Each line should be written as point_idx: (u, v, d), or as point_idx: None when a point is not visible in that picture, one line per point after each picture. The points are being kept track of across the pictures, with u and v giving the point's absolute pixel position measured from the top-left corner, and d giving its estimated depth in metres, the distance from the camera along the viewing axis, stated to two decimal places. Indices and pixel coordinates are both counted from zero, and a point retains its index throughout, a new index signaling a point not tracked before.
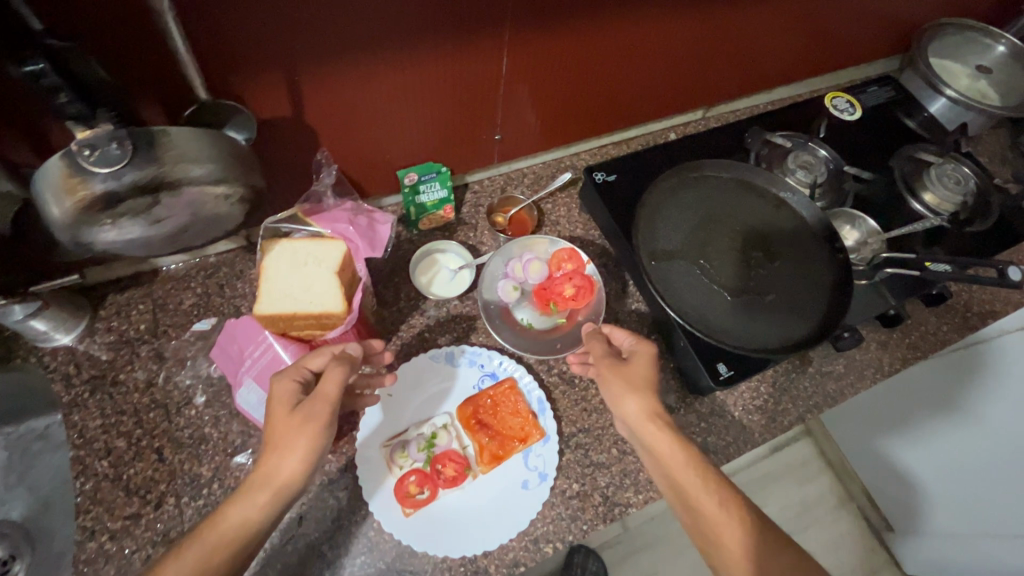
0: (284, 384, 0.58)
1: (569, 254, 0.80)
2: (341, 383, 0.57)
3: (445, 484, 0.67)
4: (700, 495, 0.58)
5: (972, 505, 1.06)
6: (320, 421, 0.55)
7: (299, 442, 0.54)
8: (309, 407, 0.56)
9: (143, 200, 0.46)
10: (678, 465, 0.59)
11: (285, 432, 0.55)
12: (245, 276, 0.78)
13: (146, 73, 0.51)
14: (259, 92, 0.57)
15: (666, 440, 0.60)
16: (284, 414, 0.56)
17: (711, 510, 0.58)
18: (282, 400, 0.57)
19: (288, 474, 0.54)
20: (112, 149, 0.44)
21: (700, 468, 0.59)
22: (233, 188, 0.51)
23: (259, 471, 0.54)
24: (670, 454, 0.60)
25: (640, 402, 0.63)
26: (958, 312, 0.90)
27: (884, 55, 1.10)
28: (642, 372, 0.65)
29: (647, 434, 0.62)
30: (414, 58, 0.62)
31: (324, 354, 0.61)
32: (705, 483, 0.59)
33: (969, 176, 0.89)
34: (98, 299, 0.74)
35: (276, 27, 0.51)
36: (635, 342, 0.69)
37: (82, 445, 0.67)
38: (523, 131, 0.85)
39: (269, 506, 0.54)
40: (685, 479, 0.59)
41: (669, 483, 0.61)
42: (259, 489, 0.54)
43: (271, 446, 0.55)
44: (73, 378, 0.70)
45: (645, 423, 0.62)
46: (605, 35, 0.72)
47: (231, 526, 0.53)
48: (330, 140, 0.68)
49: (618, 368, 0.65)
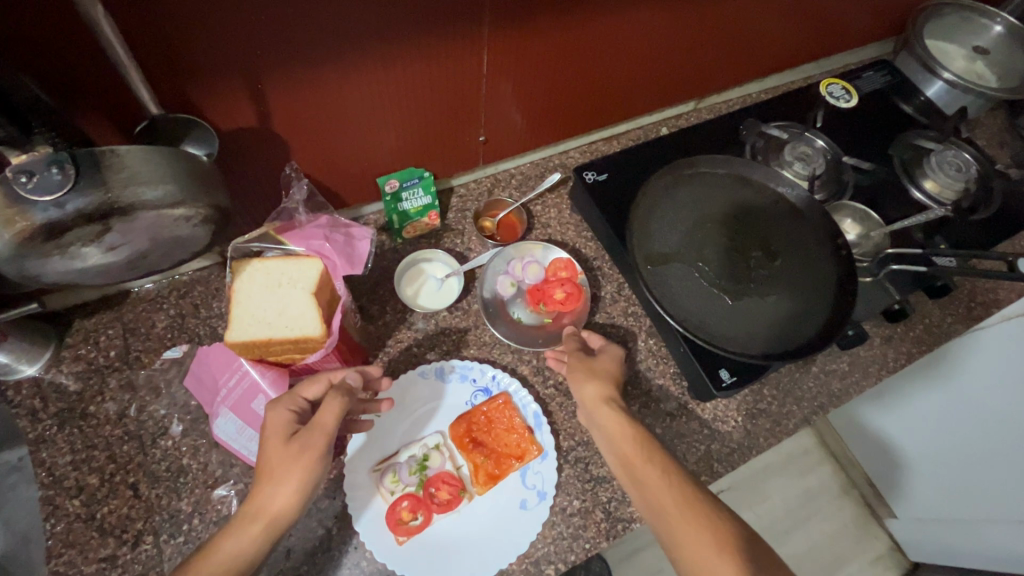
0: (278, 414, 0.55)
1: (566, 264, 0.78)
2: (340, 415, 0.54)
3: (439, 509, 0.64)
4: (645, 469, 0.57)
5: (966, 486, 1.04)
6: (317, 452, 0.52)
7: (294, 475, 0.51)
8: (305, 438, 0.52)
9: (92, 228, 0.42)
10: (626, 441, 0.59)
11: (279, 463, 0.52)
12: (220, 295, 0.74)
13: (89, 87, 0.47)
14: (220, 102, 0.53)
15: (614, 417, 0.61)
16: (279, 445, 0.53)
17: (655, 484, 0.56)
18: (277, 430, 0.54)
19: (282, 505, 0.51)
20: (52, 175, 0.39)
21: (646, 444, 0.59)
22: (195, 209, 0.46)
23: (251, 503, 0.51)
24: (618, 432, 0.60)
25: (594, 385, 0.64)
26: (961, 303, 0.87)
27: (878, 38, 1.07)
28: (607, 364, 0.67)
29: (597, 416, 0.63)
30: (385, 59, 0.57)
31: (321, 381, 0.58)
32: (651, 460, 0.58)
33: (970, 163, 0.87)
34: (64, 325, 0.70)
35: (230, 31, 0.47)
36: (607, 341, 0.70)
37: (51, 483, 0.63)
38: (508, 131, 0.81)
39: (262, 541, 0.50)
40: (633, 456, 0.58)
41: (618, 464, 0.60)
42: (252, 521, 0.51)
43: (265, 477, 0.52)
44: (40, 413, 0.66)
45: (595, 403, 0.63)
46: (590, 26, 0.68)
47: (219, 562, 0.48)
48: (303, 149, 0.64)
49: (584, 359, 0.67)
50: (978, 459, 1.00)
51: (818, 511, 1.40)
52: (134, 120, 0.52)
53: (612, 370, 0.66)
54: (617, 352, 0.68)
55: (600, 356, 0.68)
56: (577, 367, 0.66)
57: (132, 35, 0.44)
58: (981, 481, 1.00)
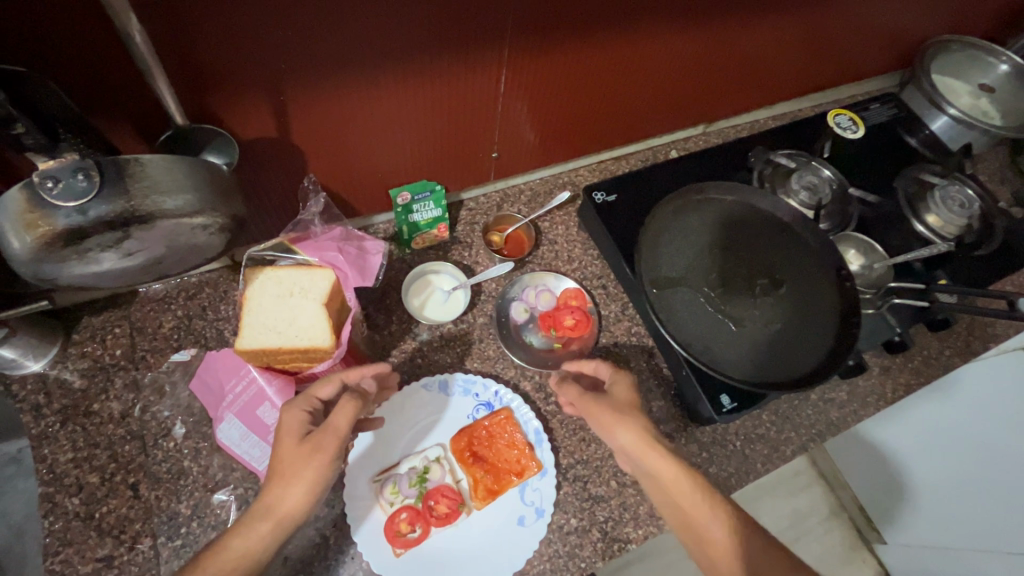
0: (293, 414, 0.55)
1: (576, 293, 0.80)
2: (353, 418, 0.54)
3: (437, 522, 0.64)
4: (709, 526, 0.54)
5: (947, 516, 1.06)
6: (328, 454, 0.52)
7: (305, 476, 0.51)
8: (318, 438, 0.53)
9: (112, 235, 0.43)
10: (687, 497, 0.55)
11: (290, 463, 0.52)
12: (228, 298, 0.74)
13: (114, 96, 0.48)
14: (243, 114, 0.54)
15: (670, 465, 0.57)
16: (292, 445, 0.53)
17: (723, 546, 0.53)
18: (291, 430, 0.54)
19: (292, 505, 0.51)
20: (78, 181, 0.40)
21: (709, 499, 0.55)
22: (213, 218, 0.47)
23: (261, 501, 0.52)
24: (678, 486, 0.56)
25: (624, 427, 0.59)
26: (959, 336, 0.89)
27: (886, 70, 1.09)
28: (620, 393, 0.64)
29: (647, 466, 0.58)
30: (405, 75, 0.58)
31: (336, 383, 0.58)
32: (719, 516, 0.54)
33: (974, 199, 0.87)
34: (72, 322, 0.70)
35: (257, 43, 0.48)
36: (614, 370, 0.67)
37: (52, 481, 0.63)
38: (520, 148, 0.82)
39: (270, 540, 0.51)
40: (696, 511, 0.55)
41: (678, 520, 0.56)
42: (262, 519, 0.51)
43: (277, 475, 0.52)
44: (44, 408, 0.66)
45: (645, 451, 0.58)
46: (606, 50, 0.69)
47: (230, 560, 0.49)
48: (320, 162, 0.65)
49: (602, 400, 0.63)
50: (968, 485, 1.00)
51: (807, 533, 1.39)
52: (158, 129, 0.52)
53: (630, 394, 0.64)
54: (625, 380, 0.65)
55: (613, 389, 0.65)
56: (598, 412, 0.62)
57: (164, 49, 0.45)
58: (964, 512, 1.01)
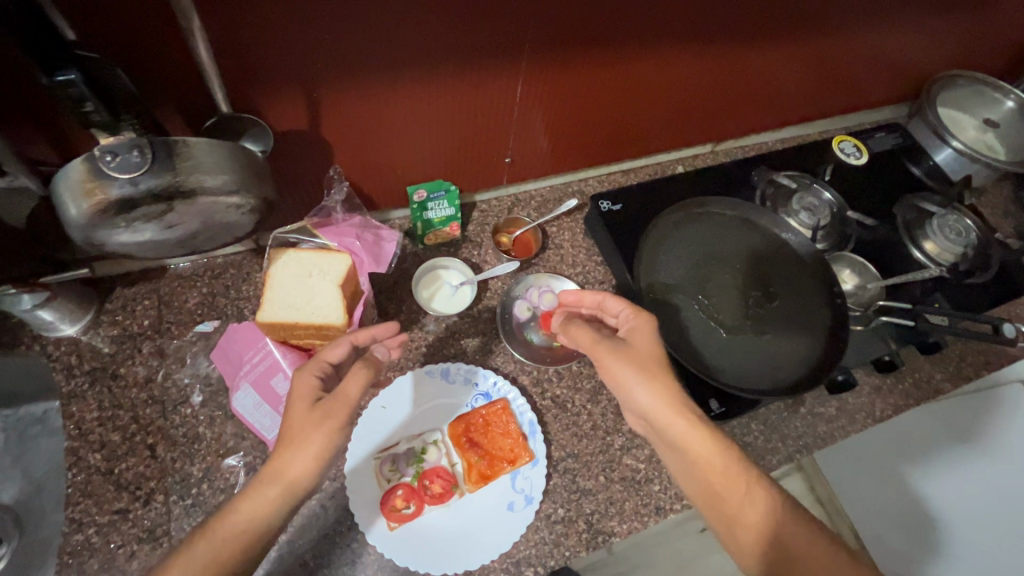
0: (305, 379, 0.59)
1: None
2: (362, 389, 0.58)
3: (431, 500, 0.68)
4: (742, 500, 0.55)
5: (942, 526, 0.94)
6: (338, 421, 0.56)
7: (313, 441, 0.55)
8: (329, 406, 0.56)
9: (157, 207, 0.48)
10: (715, 471, 0.56)
11: (301, 428, 0.56)
12: (250, 279, 0.79)
13: (168, 85, 0.53)
14: (282, 107, 0.59)
15: (699, 436, 0.56)
16: (303, 410, 0.57)
17: (758, 524, 0.55)
18: (303, 394, 0.58)
19: (300, 470, 0.55)
20: (132, 157, 0.45)
21: (734, 471, 0.56)
22: (246, 198, 0.52)
23: (269, 468, 0.55)
24: (706, 459, 0.56)
25: (650, 390, 0.58)
26: (952, 362, 0.91)
27: (894, 101, 1.12)
28: (643, 347, 0.61)
29: (672, 434, 0.57)
30: (428, 79, 0.63)
31: (344, 345, 0.61)
32: (748, 491, 0.56)
33: (971, 228, 0.90)
34: (106, 291, 0.75)
35: (299, 44, 0.53)
36: (636, 316, 0.64)
37: (78, 436, 0.68)
38: (532, 154, 0.86)
39: (277, 505, 0.55)
40: (723, 487, 0.55)
41: (698, 489, 0.57)
42: (270, 484, 0.55)
43: (287, 442, 0.55)
44: (75, 369, 0.71)
45: (671, 419, 0.57)
46: (620, 66, 0.74)
47: (243, 520, 0.54)
48: (345, 155, 0.70)
49: (623, 352, 0.60)
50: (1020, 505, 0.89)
51: None
52: (203, 116, 0.58)
53: (654, 349, 0.61)
54: (647, 331, 0.63)
55: (634, 337, 0.62)
56: (610, 356, 0.60)
57: (219, 47, 0.51)
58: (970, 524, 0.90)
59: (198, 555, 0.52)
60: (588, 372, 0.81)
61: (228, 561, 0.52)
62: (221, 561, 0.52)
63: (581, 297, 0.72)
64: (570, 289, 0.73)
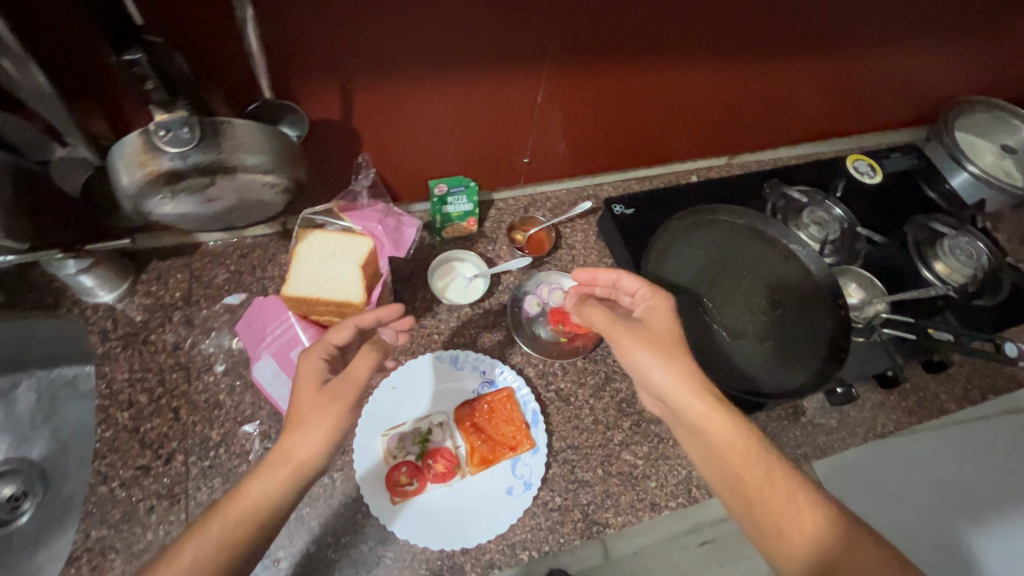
0: (311, 362, 0.61)
1: None
2: (371, 368, 0.59)
3: (434, 479, 0.71)
4: (762, 487, 0.55)
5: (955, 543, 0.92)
6: (346, 401, 0.58)
7: (324, 421, 0.56)
8: (336, 387, 0.58)
9: (201, 180, 0.52)
10: (736, 454, 0.56)
11: (310, 410, 0.57)
12: (276, 260, 0.84)
13: (218, 70, 0.58)
14: (320, 97, 0.64)
15: (719, 417, 0.57)
16: (311, 393, 0.58)
17: (787, 511, 0.53)
18: (311, 376, 0.60)
19: (309, 452, 0.55)
20: (183, 134, 0.49)
21: (754, 454, 0.56)
22: (280, 179, 0.56)
23: (280, 449, 0.56)
24: (725, 440, 0.57)
25: (670, 370, 0.59)
26: (958, 383, 0.91)
27: (913, 124, 1.13)
28: (661, 327, 0.63)
29: (691, 415, 0.58)
30: (455, 77, 0.67)
31: (348, 328, 0.62)
32: (771, 475, 0.55)
33: (982, 252, 0.91)
34: (141, 263, 0.80)
35: (339, 38, 0.57)
36: (653, 296, 0.67)
37: (108, 395, 0.72)
38: (551, 156, 0.89)
39: (288, 488, 0.55)
40: (746, 471, 0.55)
41: (716, 471, 0.58)
42: (280, 466, 0.55)
43: (295, 424, 0.57)
44: (110, 333, 0.76)
45: (690, 400, 0.58)
46: (641, 74, 0.76)
47: (253, 502, 0.54)
48: (372, 146, 0.74)
49: (641, 333, 0.62)
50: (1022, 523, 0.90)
51: None
52: (246, 101, 0.62)
53: (671, 328, 0.63)
54: (664, 311, 0.65)
55: (652, 317, 0.64)
56: (628, 335, 0.62)
57: (268, 37, 0.55)
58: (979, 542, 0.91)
59: (211, 534, 0.51)
60: (592, 369, 0.83)
61: (241, 542, 0.52)
62: (234, 540, 0.52)
63: (596, 276, 0.74)
64: (585, 269, 0.74)
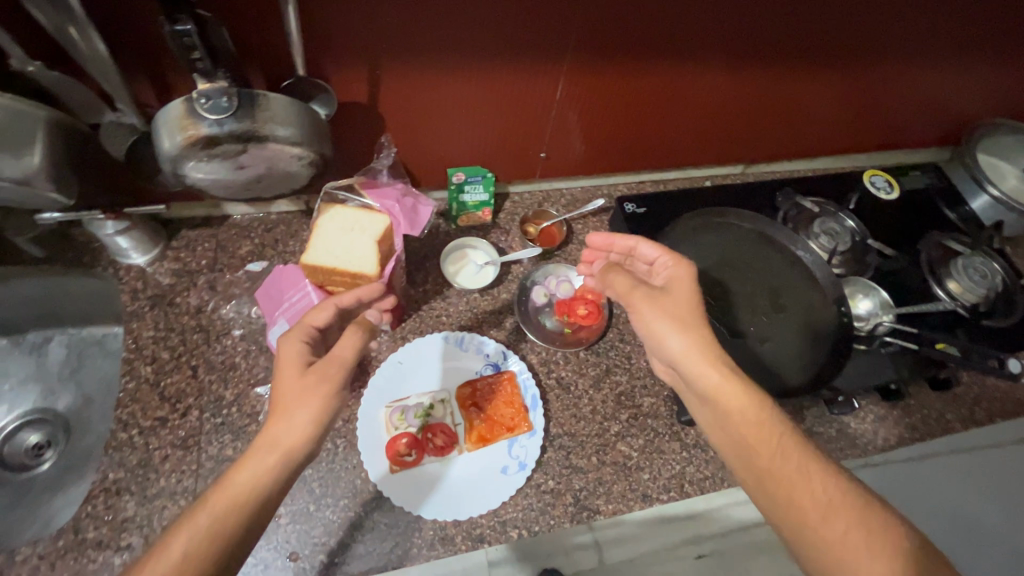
0: (291, 346, 0.60)
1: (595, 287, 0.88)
2: (356, 349, 0.60)
3: (433, 452, 0.74)
4: (773, 456, 0.55)
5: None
6: (333, 380, 0.57)
7: (309, 404, 0.55)
8: (321, 368, 0.57)
9: (234, 147, 0.56)
10: (748, 424, 0.57)
11: (294, 395, 0.56)
12: (298, 236, 0.88)
13: (259, 49, 0.62)
14: (350, 80, 0.68)
15: (731, 388, 0.58)
16: (297, 377, 0.57)
17: (798, 475, 0.54)
18: (293, 359, 0.59)
19: (298, 435, 0.54)
20: (222, 102, 0.53)
21: (766, 425, 0.57)
22: (306, 152, 0.60)
23: (266, 435, 0.54)
24: (738, 412, 0.57)
25: (687, 338, 0.61)
26: (965, 404, 0.90)
27: (935, 145, 1.13)
28: (679, 294, 0.65)
29: (704, 385, 0.60)
30: (479, 69, 0.70)
31: (327, 309, 0.63)
32: (782, 444, 0.56)
33: (998, 272, 0.90)
34: (173, 230, 0.85)
35: (371, 25, 0.61)
36: (675, 265, 0.68)
37: (134, 349, 0.77)
38: (568, 152, 0.92)
39: (278, 473, 0.53)
40: (757, 440, 0.56)
41: (728, 441, 0.59)
42: (268, 453, 0.53)
43: (279, 410, 0.55)
44: (140, 292, 0.81)
45: (703, 370, 0.59)
46: (661, 76, 0.79)
47: (241, 492, 0.51)
48: (395, 130, 0.78)
49: (657, 300, 0.65)
50: None
51: None
52: (281, 78, 0.66)
53: (690, 299, 0.64)
54: (682, 281, 0.66)
55: (672, 286, 0.66)
56: (647, 304, 0.65)
57: (306, 20, 0.59)
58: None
59: (201, 525, 0.48)
60: (594, 361, 0.85)
61: (234, 528, 0.49)
62: (227, 530, 0.49)
63: (612, 241, 0.76)
64: (601, 232, 0.76)
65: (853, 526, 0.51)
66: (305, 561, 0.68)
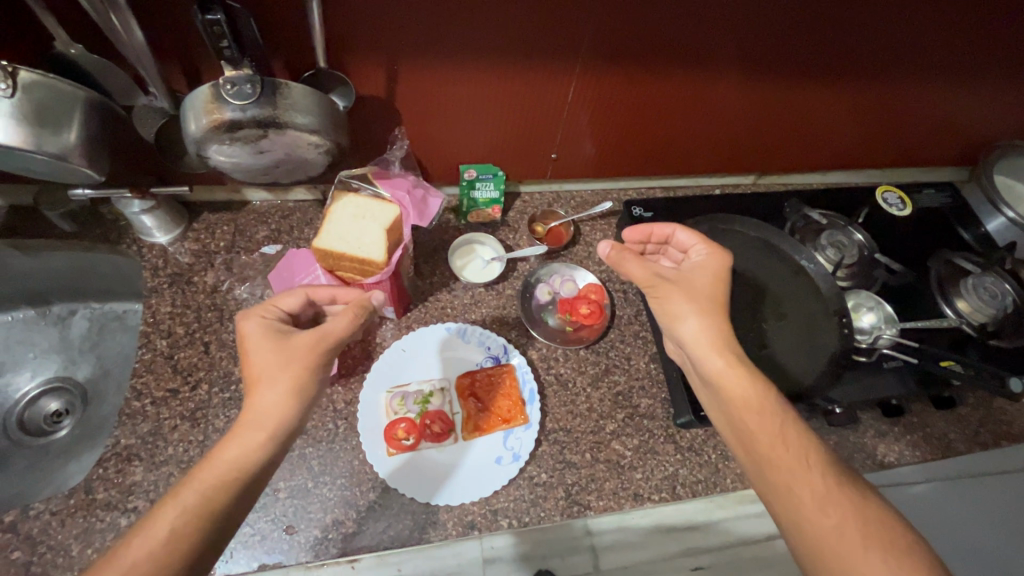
0: (252, 321, 0.61)
1: (597, 289, 0.90)
2: (348, 328, 0.61)
3: (429, 438, 0.75)
4: (773, 442, 0.56)
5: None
6: (311, 353, 0.58)
7: (282, 378, 0.56)
8: (295, 341, 0.59)
9: (255, 131, 0.59)
10: (749, 407, 0.58)
11: (270, 368, 0.57)
12: (312, 223, 0.91)
13: (284, 42, 0.66)
14: (369, 74, 0.71)
15: (733, 372, 0.60)
16: (274, 348, 0.58)
17: (798, 461, 0.55)
18: (259, 332, 0.59)
19: (274, 407, 0.56)
20: (246, 89, 0.56)
21: (768, 413, 0.57)
22: (323, 140, 0.63)
23: (249, 411, 0.56)
24: (740, 398, 0.59)
25: (700, 323, 0.62)
26: (969, 425, 0.89)
27: (950, 164, 1.13)
28: (700, 281, 0.66)
29: (709, 372, 0.61)
30: (492, 68, 0.72)
31: (296, 295, 0.65)
32: (783, 435, 0.56)
33: (1008, 292, 0.88)
34: (194, 213, 0.89)
35: (391, 23, 0.64)
36: (709, 253, 0.68)
37: (152, 323, 0.80)
38: (578, 154, 0.94)
39: (265, 449, 0.54)
40: (756, 423, 0.57)
41: (733, 429, 0.60)
42: (257, 429, 0.54)
43: (254, 382, 0.57)
44: (160, 270, 0.84)
45: (708, 354, 0.61)
46: (671, 82, 0.80)
47: (228, 465, 0.52)
48: (411, 124, 0.81)
49: (681, 285, 0.65)
50: None
51: None
52: (303, 70, 0.70)
53: (715, 286, 0.65)
54: (714, 268, 0.66)
55: (695, 273, 0.67)
56: (666, 286, 0.65)
57: (329, 15, 0.62)
58: None
59: (188, 500, 0.49)
60: (594, 359, 0.86)
61: (223, 498, 0.51)
62: (218, 498, 0.50)
63: (647, 231, 0.76)
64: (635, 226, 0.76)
65: (848, 515, 0.51)
66: (302, 534, 0.70)
